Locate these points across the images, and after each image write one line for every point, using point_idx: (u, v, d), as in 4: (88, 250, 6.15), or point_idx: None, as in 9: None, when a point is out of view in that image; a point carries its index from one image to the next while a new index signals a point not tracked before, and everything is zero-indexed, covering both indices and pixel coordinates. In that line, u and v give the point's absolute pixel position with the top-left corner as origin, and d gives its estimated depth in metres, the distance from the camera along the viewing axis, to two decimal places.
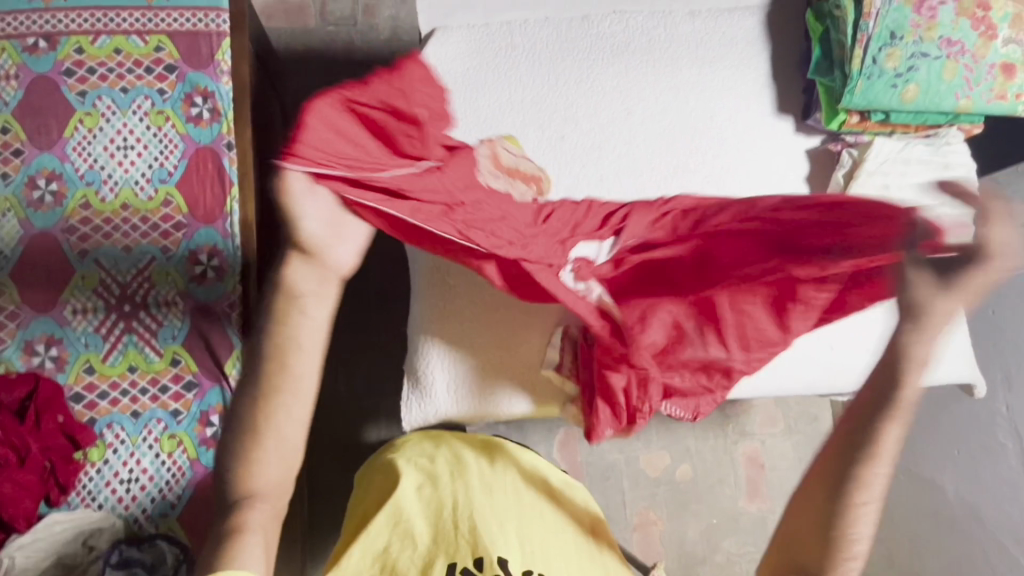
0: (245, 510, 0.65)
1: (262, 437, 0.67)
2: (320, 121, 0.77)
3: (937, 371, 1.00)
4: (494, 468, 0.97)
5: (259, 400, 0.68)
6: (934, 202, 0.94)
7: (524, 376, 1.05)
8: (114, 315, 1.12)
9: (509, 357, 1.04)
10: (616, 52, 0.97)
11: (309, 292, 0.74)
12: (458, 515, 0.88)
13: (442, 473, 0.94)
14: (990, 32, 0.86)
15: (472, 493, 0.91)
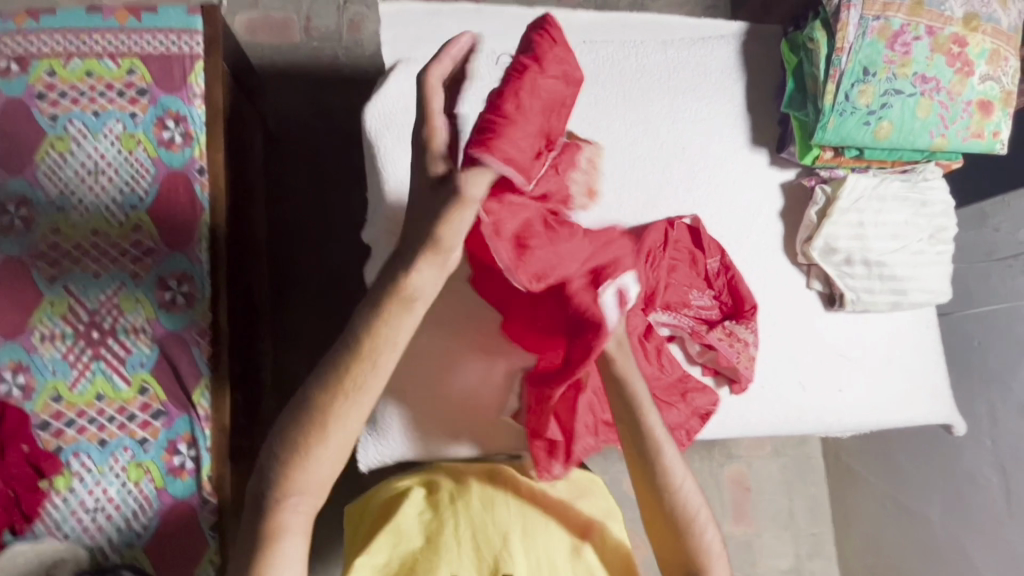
0: (277, 509, 0.59)
1: (329, 427, 0.59)
2: (524, 102, 0.68)
3: (918, 412, 0.94)
4: (498, 484, 0.91)
5: (336, 380, 0.59)
6: (911, 241, 0.92)
7: (473, 412, 1.00)
8: (82, 341, 1.11)
9: (461, 405, 1.00)
10: (585, 82, 0.94)
11: (420, 301, 0.61)
12: (460, 536, 0.84)
13: (442, 493, 0.89)
14: (967, 69, 0.84)
15: (475, 513, 0.86)
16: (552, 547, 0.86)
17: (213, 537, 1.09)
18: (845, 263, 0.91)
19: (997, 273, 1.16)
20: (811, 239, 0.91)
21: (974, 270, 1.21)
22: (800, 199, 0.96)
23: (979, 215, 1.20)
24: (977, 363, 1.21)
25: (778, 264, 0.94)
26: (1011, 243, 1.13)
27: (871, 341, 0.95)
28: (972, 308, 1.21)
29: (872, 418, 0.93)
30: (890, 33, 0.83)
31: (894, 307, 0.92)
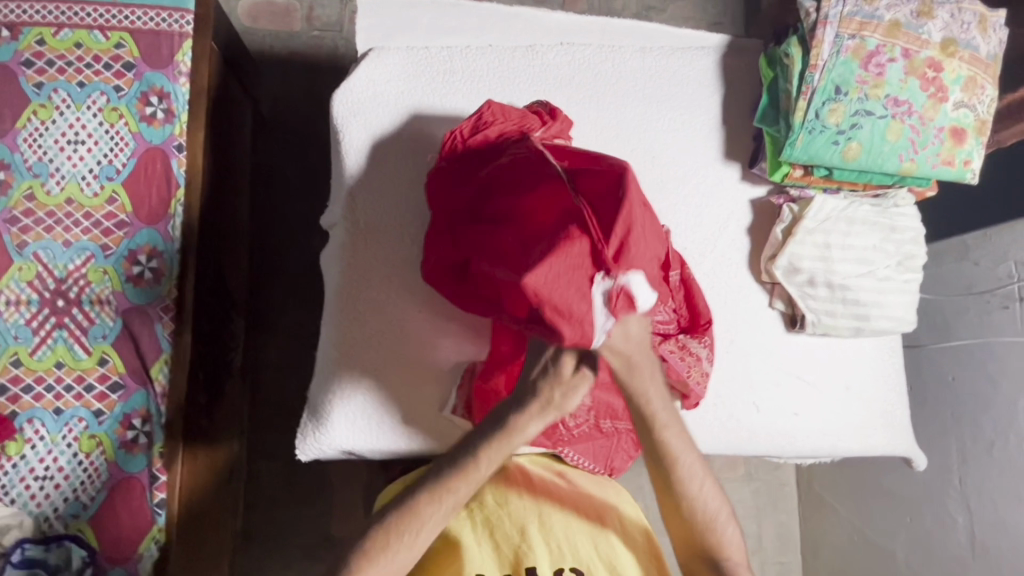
0: None
1: None
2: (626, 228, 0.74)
3: (870, 439, 0.95)
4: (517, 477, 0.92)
5: None
6: (878, 266, 0.94)
7: (421, 386, 0.89)
8: (46, 309, 1.10)
9: (409, 369, 0.89)
10: (558, 83, 0.95)
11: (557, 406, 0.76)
12: (491, 525, 0.86)
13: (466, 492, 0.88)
14: (939, 94, 0.89)
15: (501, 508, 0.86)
16: (577, 537, 0.87)
17: (159, 514, 1.08)
18: (808, 284, 0.92)
19: (973, 307, 1.14)
20: (775, 257, 0.93)
21: (953, 302, 1.19)
22: (768, 214, 0.97)
23: (961, 248, 1.17)
24: (948, 398, 1.20)
25: (740, 282, 0.95)
26: (988, 277, 1.12)
27: (834, 367, 0.95)
28: (945, 341, 1.21)
29: (825, 443, 0.92)
30: (865, 53, 0.87)
31: (858, 332, 0.94)
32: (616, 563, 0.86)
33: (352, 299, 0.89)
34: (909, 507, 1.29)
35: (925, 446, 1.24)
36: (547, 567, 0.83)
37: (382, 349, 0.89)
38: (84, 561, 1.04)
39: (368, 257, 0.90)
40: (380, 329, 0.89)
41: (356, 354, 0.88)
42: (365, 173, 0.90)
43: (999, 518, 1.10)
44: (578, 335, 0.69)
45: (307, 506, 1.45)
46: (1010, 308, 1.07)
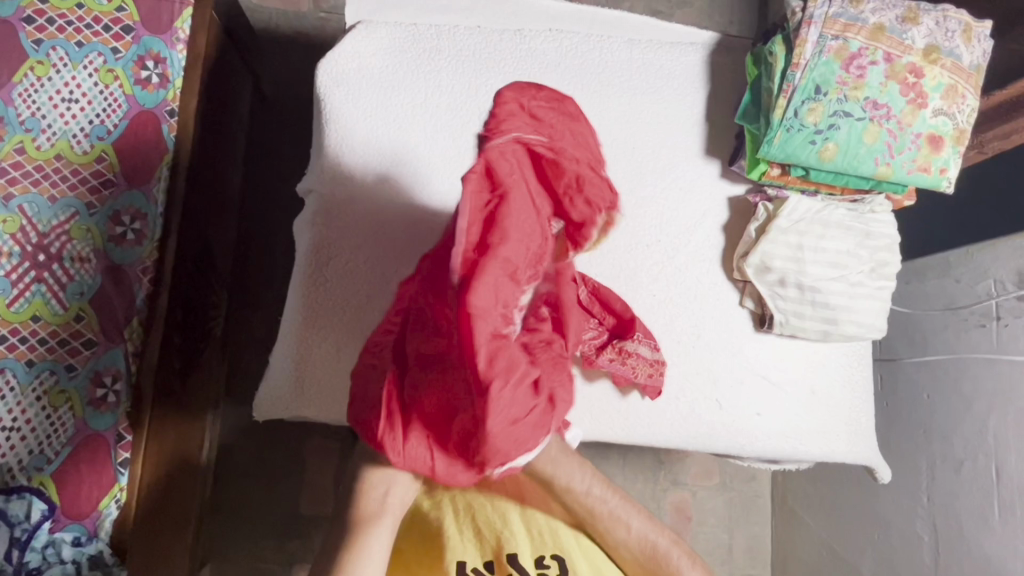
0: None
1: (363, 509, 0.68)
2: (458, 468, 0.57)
3: (827, 440, 0.99)
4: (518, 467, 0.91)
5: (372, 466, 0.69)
6: (851, 271, 0.98)
7: None
8: (28, 262, 1.05)
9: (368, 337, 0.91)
10: (544, 69, 1.00)
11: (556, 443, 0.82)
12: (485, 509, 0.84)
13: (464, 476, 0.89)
14: (920, 100, 0.91)
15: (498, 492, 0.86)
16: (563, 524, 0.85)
17: (124, 474, 1.05)
18: (779, 283, 0.97)
19: (952, 325, 1.14)
20: (747, 254, 0.98)
21: (931, 317, 1.18)
22: (744, 213, 1.03)
23: (943, 265, 1.17)
24: (923, 415, 1.19)
25: (716, 278, 1.00)
26: (968, 294, 1.11)
27: (799, 365, 1.01)
28: (921, 356, 1.20)
29: (788, 445, 0.97)
30: (847, 54, 0.91)
31: (825, 336, 0.98)
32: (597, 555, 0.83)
33: (318, 272, 0.92)
34: (878, 524, 1.27)
35: (896, 462, 1.24)
36: (529, 555, 0.82)
37: (346, 311, 0.91)
38: (44, 515, 0.99)
39: (339, 224, 0.92)
40: (347, 293, 0.91)
41: (320, 314, 0.91)
42: (343, 141, 0.93)
43: (962, 538, 1.09)
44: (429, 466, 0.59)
45: (279, 481, 1.43)
46: (986, 326, 1.06)
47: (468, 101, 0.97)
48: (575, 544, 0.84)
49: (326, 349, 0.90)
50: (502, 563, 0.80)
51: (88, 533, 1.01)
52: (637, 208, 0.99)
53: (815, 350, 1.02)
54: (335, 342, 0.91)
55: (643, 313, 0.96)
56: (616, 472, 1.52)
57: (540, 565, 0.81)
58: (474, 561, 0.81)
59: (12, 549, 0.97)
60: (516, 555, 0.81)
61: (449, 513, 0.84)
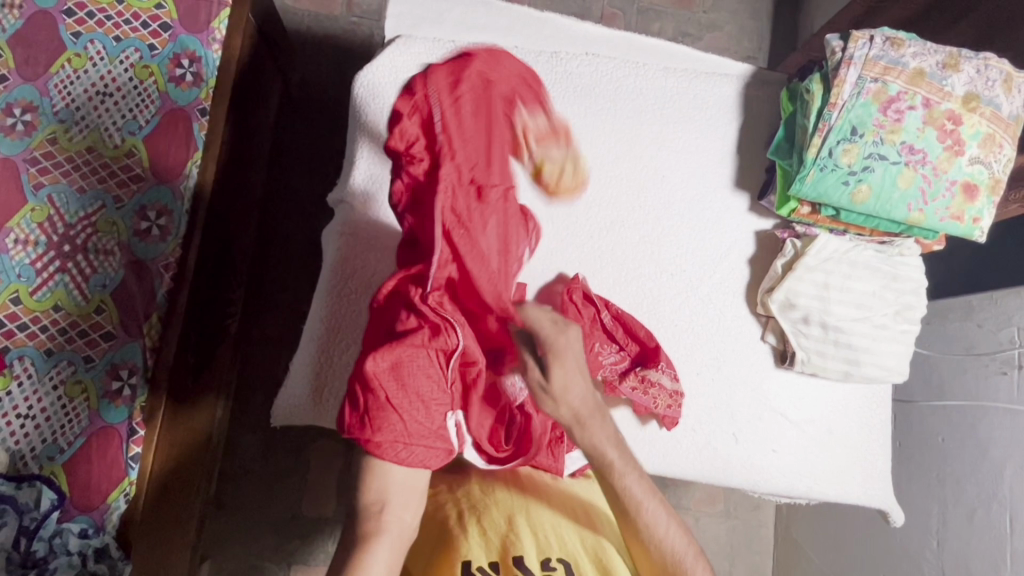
0: None
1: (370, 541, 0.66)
2: (416, 435, 0.70)
3: (842, 479, 0.98)
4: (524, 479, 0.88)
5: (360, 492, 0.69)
6: (875, 313, 0.98)
7: None
8: (53, 252, 1.06)
9: None
10: (579, 93, 1.01)
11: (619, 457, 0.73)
12: (493, 514, 0.81)
13: (473, 484, 0.85)
14: (956, 147, 0.92)
15: (506, 499, 0.83)
16: (565, 532, 0.81)
17: (133, 468, 1.05)
18: (802, 320, 0.97)
19: (972, 369, 1.13)
20: (772, 290, 0.98)
21: (951, 361, 1.18)
22: (770, 247, 1.03)
23: (966, 308, 1.17)
24: (938, 460, 1.18)
25: (738, 311, 1.00)
26: (991, 341, 1.10)
27: (819, 404, 1.01)
28: (939, 400, 1.20)
29: (801, 483, 0.97)
30: (885, 97, 0.91)
31: (845, 376, 0.98)
32: (606, 560, 0.80)
33: (344, 284, 0.92)
34: (886, 566, 1.25)
35: (907, 504, 1.22)
36: (535, 555, 0.76)
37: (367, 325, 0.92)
38: (53, 505, 0.98)
39: (366, 236, 0.93)
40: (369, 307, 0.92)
41: (342, 326, 0.92)
42: (375, 153, 0.94)
43: None
44: (397, 445, 0.69)
45: (284, 481, 1.43)
46: (1008, 374, 1.05)
47: None
48: (581, 552, 0.80)
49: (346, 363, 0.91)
50: (508, 564, 0.74)
51: (95, 525, 1.01)
52: (663, 236, 0.99)
53: (832, 388, 1.02)
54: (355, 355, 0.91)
55: (665, 343, 0.96)
56: None
57: (546, 565, 0.75)
58: (480, 560, 0.75)
59: (20, 538, 0.95)
60: (523, 557, 0.75)
61: (453, 514, 0.80)
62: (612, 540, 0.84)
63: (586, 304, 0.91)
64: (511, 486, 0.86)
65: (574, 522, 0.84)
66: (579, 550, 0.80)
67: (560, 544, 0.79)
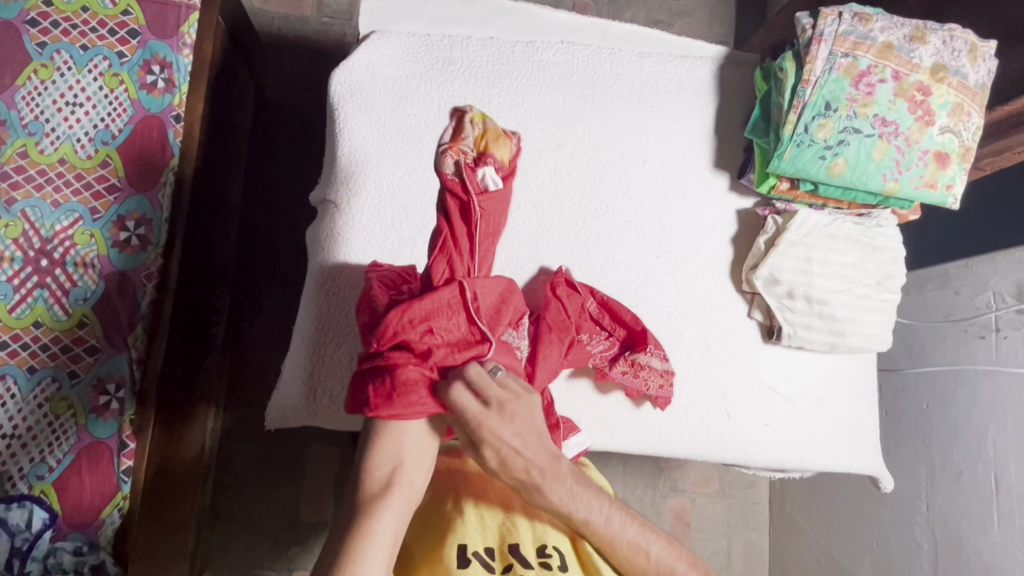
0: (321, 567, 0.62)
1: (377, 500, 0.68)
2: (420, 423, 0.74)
3: (833, 447, 1.01)
4: None
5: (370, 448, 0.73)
6: (857, 284, 1.00)
7: None
8: (30, 267, 1.04)
9: None
10: (557, 82, 1.01)
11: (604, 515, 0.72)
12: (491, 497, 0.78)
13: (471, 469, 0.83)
14: (927, 118, 0.94)
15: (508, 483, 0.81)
16: (560, 520, 0.79)
17: (125, 482, 1.02)
18: (787, 295, 0.98)
19: (952, 335, 1.16)
20: (756, 267, 1.00)
21: (931, 328, 1.21)
22: (752, 225, 1.05)
23: (943, 276, 1.20)
24: (924, 426, 1.21)
25: (724, 290, 1.02)
26: (968, 307, 1.13)
27: (808, 378, 1.03)
28: (922, 367, 1.22)
29: (794, 455, 0.99)
30: (856, 72, 0.93)
31: (831, 348, 1.01)
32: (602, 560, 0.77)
33: (334, 284, 0.92)
34: (878, 533, 1.28)
35: (894, 471, 1.26)
36: (530, 545, 0.74)
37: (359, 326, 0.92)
38: (45, 523, 0.98)
39: (352, 235, 0.92)
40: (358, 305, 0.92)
41: (333, 327, 0.91)
42: (356, 150, 0.94)
43: (962, 546, 1.10)
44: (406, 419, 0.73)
45: (280, 488, 1.42)
46: (986, 338, 1.08)
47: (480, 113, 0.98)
48: (576, 543, 0.78)
49: (337, 364, 0.91)
50: (503, 550, 0.73)
51: (89, 541, 0.99)
52: (646, 219, 1.01)
53: (819, 360, 1.04)
54: (347, 355, 0.91)
55: (654, 325, 0.97)
56: (617, 479, 1.53)
57: (542, 553, 0.73)
58: (475, 544, 0.73)
59: (14, 559, 0.96)
60: (518, 545, 0.74)
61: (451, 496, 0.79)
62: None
63: (571, 294, 0.93)
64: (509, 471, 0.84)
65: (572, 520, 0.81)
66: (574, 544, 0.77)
67: (556, 533, 0.77)
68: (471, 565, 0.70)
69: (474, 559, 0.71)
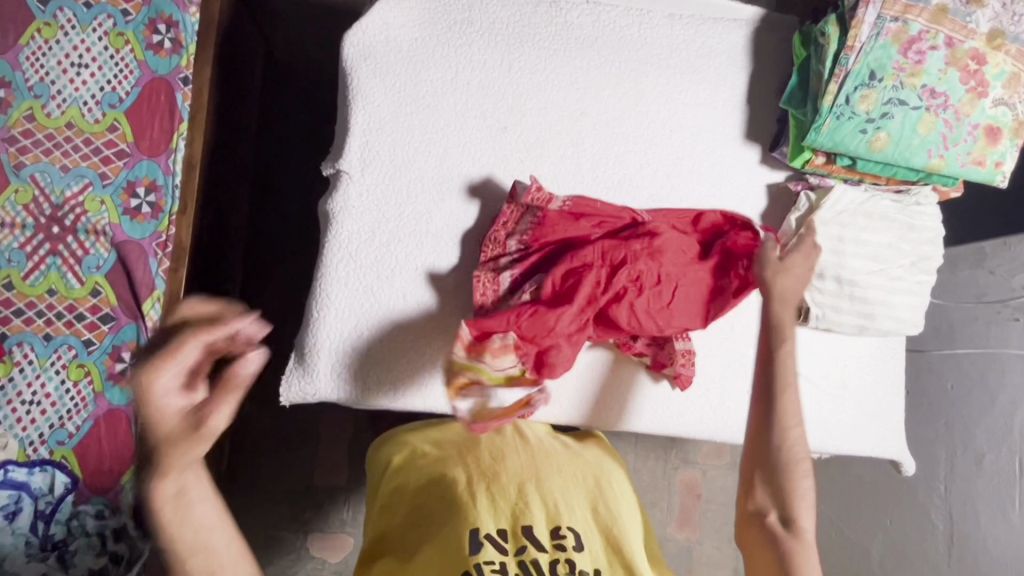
0: None
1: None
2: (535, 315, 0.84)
3: (855, 428, 0.99)
4: (533, 441, 0.85)
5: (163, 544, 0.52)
6: (891, 265, 0.97)
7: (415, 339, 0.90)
8: (42, 235, 1.02)
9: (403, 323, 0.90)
10: (581, 45, 0.96)
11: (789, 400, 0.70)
12: (502, 475, 0.78)
13: (482, 449, 0.82)
14: (980, 89, 0.89)
15: (520, 460, 0.80)
16: (574, 499, 0.78)
17: None
18: (817, 275, 0.95)
19: (983, 316, 1.13)
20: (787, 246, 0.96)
21: (962, 310, 1.17)
22: (782, 200, 1.01)
23: (978, 254, 1.16)
24: (947, 407, 1.18)
25: None
26: (1004, 288, 1.10)
27: (833, 360, 1.00)
28: (949, 349, 1.19)
29: (816, 437, 0.97)
30: (906, 37, 0.87)
31: (860, 331, 0.97)
32: (620, 538, 0.75)
33: (350, 248, 0.89)
34: (892, 511, 1.27)
35: (915, 452, 1.24)
36: (544, 526, 0.73)
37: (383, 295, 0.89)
38: (67, 487, 0.99)
39: (371, 202, 0.90)
40: (381, 273, 0.89)
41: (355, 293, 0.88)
42: (372, 117, 0.90)
43: (980, 529, 1.09)
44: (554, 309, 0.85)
45: (293, 453, 1.42)
46: (1021, 320, 1.06)
47: (499, 78, 0.93)
48: (591, 524, 0.76)
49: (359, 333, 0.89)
50: (517, 534, 0.72)
51: (110, 505, 1.01)
52: (671, 194, 0.96)
53: (846, 341, 1.01)
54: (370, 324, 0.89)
55: None
56: (628, 450, 1.53)
57: (556, 535, 0.72)
58: (489, 526, 0.72)
59: (37, 521, 0.98)
60: (532, 527, 0.73)
61: (462, 475, 0.78)
62: (621, 503, 0.81)
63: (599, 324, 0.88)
64: (521, 448, 0.83)
65: (588, 498, 0.79)
66: (590, 525, 0.76)
67: (571, 513, 0.76)
68: (483, 549, 0.69)
69: (486, 542, 0.70)
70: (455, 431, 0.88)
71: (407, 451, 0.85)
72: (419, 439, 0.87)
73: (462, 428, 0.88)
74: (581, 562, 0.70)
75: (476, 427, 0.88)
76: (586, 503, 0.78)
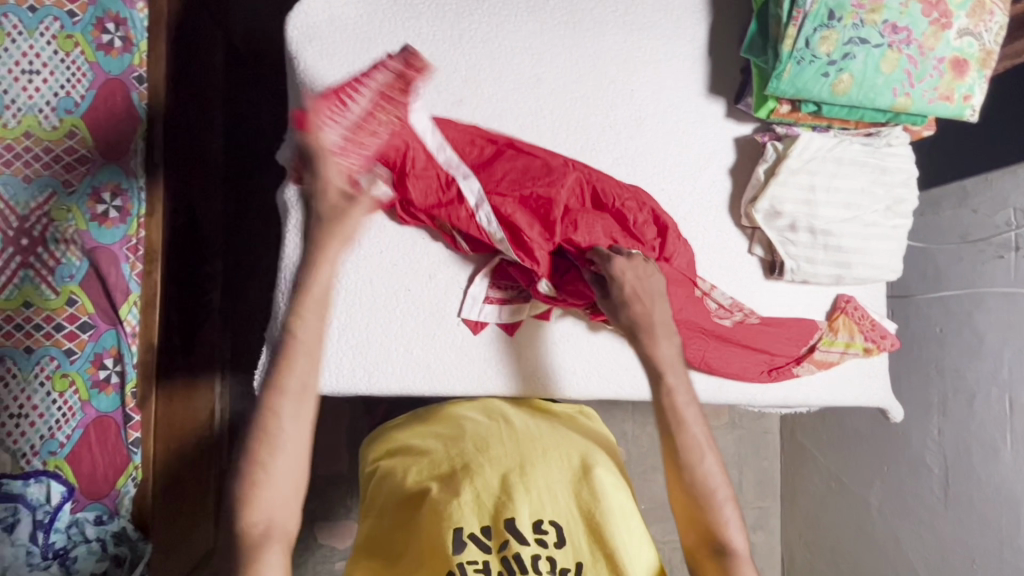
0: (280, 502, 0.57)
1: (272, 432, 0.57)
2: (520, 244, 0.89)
3: (837, 378, 1.00)
4: (517, 426, 0.83)
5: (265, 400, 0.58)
6: (865, 211, 0.96)
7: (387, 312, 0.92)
8: (10, 249, 0.99)
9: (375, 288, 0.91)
10: (532, 9, 0.93)
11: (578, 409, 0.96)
12: (481, 467, 0.76)
13: (465, 441, 0.80)
14: (944, 20, 0.88)
15: (499, 448, 0.79)
16: (556, 486, 0.75)
17: (136, 452, 1.04)
18: (789, 228, 0.95)
19: (968, 257, 1.11)
20: (756, 200, 0.95)
21: (946, 251, 1.15)
22: (751, 153, 0.99)
23: (960, 193, 1.13)
24: (934, 348, 1.18)
25: (721, 225, 0.98)
26: (987, 226, 1.07)
27: (810, 312, 1.01)
28: (936, 292, 1.18)
29: (799, 390, 0.98)
30: None
31: (837, 280, 0.97)
32: (604, 525, 0.72)
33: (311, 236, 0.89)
34: (887, 458, 1.27)
35: (906, 397, 1.23)
36: (526, 519, 0.72)
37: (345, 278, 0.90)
38: (64, 496, 0.98)
39: None
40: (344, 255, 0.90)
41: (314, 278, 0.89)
42: None
43: (973, 469, 1.09)
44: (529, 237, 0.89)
45: None
46: (1005, 258, 1.03)
47: (449, 50, 0.91)
48: (574, 510, 0.73)
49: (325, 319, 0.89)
50: (500, 528, 0.71)
51: (109, 511, 1.01)
52: (637, 156, 0.95)
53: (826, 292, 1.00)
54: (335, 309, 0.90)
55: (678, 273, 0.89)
56: (627, 416, 1.54)
57: (538, 530, 0.71)
58: (472, 526, 0.72)
59: (37, 532, 0.96)
60: (514, 519, 0.71)
61: (444, 475, 0.77)
62: (612, 486, 0.77)
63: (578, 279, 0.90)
64: (505, 435, 0.81)
65: (571, 482, 0.76)
66: (574, 512, 0.73)
67: (553, 501, 0.73)
68: (466, 550, 0.70)
69: (470, 543, 0.71)
70: (438, 423, 0.88)
71: (394, 451, 0.86)
72: (407, 435, 0.88)
73: (450, 420, 0.88)
74: (562, 558, 0.70)
75: (460, 417, 0.88)
76: (570, 489, 0.75)
